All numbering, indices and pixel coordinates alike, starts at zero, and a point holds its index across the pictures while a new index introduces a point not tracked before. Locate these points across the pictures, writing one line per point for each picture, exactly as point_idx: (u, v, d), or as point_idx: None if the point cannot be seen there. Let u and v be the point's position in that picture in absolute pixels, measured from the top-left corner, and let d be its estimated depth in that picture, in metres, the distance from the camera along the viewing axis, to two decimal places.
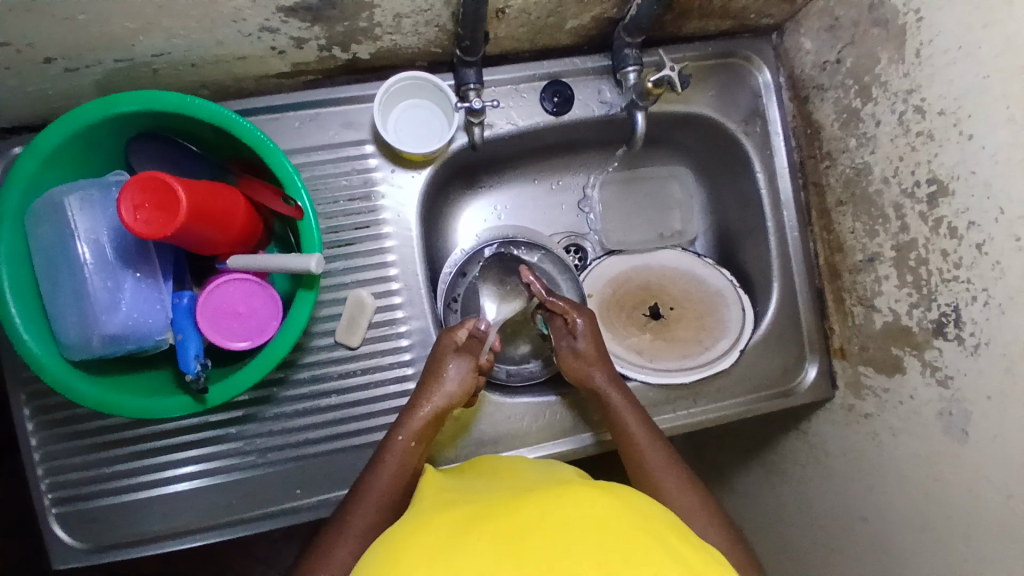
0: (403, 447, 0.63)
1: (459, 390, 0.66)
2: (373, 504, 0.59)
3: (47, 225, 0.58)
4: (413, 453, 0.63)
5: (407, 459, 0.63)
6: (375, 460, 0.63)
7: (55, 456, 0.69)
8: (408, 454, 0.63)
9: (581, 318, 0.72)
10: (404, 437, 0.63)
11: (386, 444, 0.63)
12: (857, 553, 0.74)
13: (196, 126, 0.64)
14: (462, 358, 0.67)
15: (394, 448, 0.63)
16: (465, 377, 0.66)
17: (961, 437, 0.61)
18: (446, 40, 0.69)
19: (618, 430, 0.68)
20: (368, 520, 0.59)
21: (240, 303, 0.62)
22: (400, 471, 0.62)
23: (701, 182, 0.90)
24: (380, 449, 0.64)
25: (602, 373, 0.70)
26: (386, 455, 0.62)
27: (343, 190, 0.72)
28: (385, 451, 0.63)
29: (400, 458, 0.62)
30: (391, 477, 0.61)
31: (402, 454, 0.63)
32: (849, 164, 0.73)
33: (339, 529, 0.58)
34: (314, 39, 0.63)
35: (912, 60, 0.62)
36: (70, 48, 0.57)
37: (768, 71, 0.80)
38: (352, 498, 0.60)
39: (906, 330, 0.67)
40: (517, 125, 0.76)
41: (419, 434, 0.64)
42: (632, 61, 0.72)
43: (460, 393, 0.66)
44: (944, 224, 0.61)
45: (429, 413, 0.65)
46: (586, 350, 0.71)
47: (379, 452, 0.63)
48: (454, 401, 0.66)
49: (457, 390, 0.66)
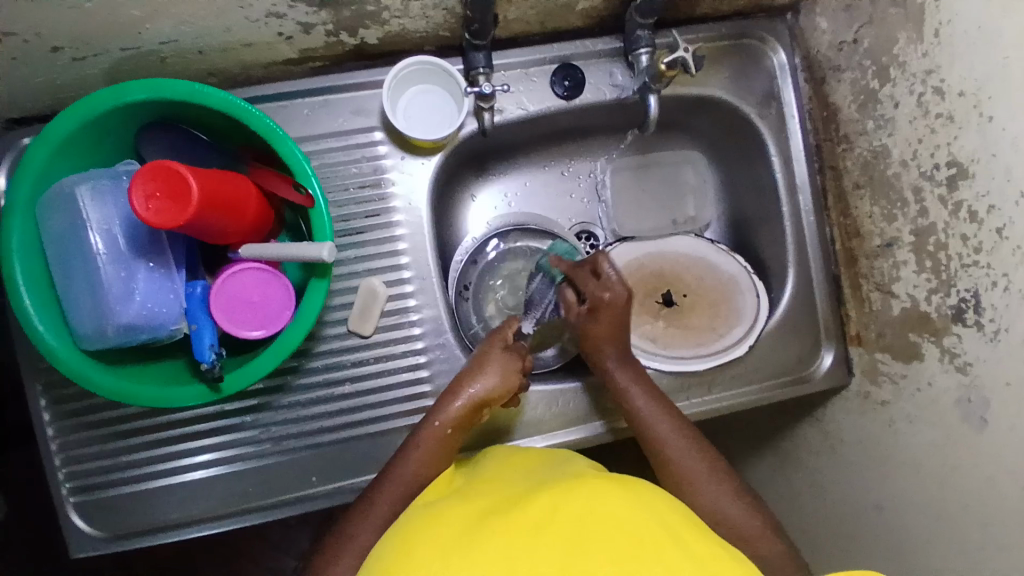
0: (438, 434, 0.62)
1: (501, 385, 0.64)
2: (396, 490, 0.60)
3: (60, 214, 0.58)
4: (446, 441, 0.62)
5: (440, 444, 0.61)
6: (407, 445, 0.62)
7: (72, 446, 0.70)
8: (441, 441, 0.62)
9: (612, 293, 0.68)
10: (439, 422, 0.62)
11: (421, 430, 0.62)
12: (872, 541, 0.73)
13: (206, 114, 0.63)
14: (513, 356, 0.66)
15: (428, 433, 0.62)
16: (510, 374, 0.65)
17: (980, 424, 0.60)
18: (454, 24, 0.68)
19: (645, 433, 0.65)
20: (388, 507, 0.59)
21: (254, 291, 0.62)
22: (430, 458, 0.61)
23: (715, 167, 0.89)
24: (414, 435, 0.63)
25: (615, 352, 0.68)
26: (420, 440, 0.61)
27: (354, 178, 0.71)
28: (419, 437, 0.62)
29: (434, 445, 0.61)
30: (420, 465, 0.61)
31: (435, 441, 0.61)
32: (867, 147, 0.71)
33: (360, 512, 0.59)
34: (321, 24, 0.63)
35: (931, 40, 0.61)
36: (78, 35, 0.56)
37: (784, 52, 0.78)
38: (377, 483, 0.61)
39: (925, 316, 0.66)
40: (527, 110, 0.75)
41: (456, 422, 0.62)
42: (644, 43, 0.71)
43: (502, 390, 0.64)
44: (964, 208, 0.60)
45: (467, 403, 0.63)
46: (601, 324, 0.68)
47: (414, 436, 0.62)
48: (494, 395, 0.64)
49: (498, 385, 0.64)
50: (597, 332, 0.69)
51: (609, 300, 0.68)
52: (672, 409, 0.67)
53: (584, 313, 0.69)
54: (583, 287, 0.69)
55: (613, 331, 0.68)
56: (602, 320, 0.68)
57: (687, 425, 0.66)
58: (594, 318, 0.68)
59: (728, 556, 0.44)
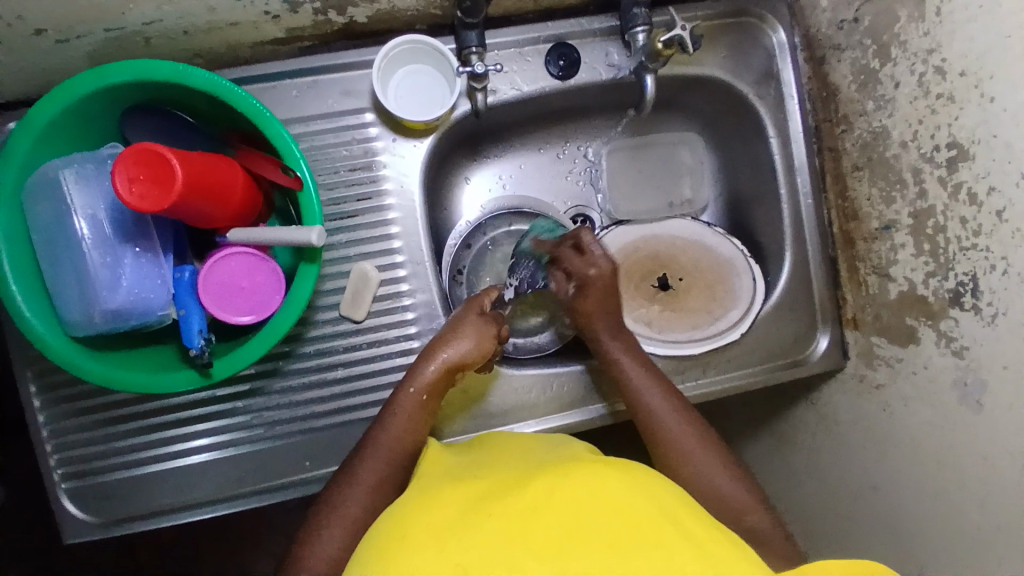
0: (413, 400, 0.62)
1: (474, 349, 0.64)
2: (383, 460, 0.60)
3: (44, 201, 0.57)
4: (423, 407, 0.62)
5: (416, 410, 0.62)
6: (384, 414, 0.62)
7: (64, 433, 0.70)
8: (418, 407, 0.62)
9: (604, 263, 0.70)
10: (414, 389, 0.62)
11: (396, 397, 0.62)
12: (867, 524, 0.73)
13: (191, 96, 0.62)
14: (488, 325, 0.66)
15: (404, 400, 0.62)
16: (483, 339, 0.65)
17: (976, 407, 0.60)
18: (445, 2, 0.67)
19: (637, 406, 0.65)
20: (377, 474, 0.59)
21: (244, 278, 0.61)
22: (408, 423, 0.62)
23: (713, 148, 0.87)
24: (389, 404, 0.63)
25: (607, 324, 0.69)
26: (396, 408, 0.62)
27: (344, 161, 0.70)
28: (395, 403, 0.62)
29: (410, 411, 0.62)
30: (401, 431, 0.61)
31: (412, 409, 0.62)
32: (866, 127, 0.70)
33: (348, 480, 0.59)
34: (308, 2, 0.61)
35: (932, 18, 0.60)
36: (60, 16, 0.55)
37: (783, 31, 0.77)
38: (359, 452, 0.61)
39: (922, 299, 0.65)
40: (522, 90, 0.74)
41: (430, 387, 0.63)
42: (641, 21, 0.69)
43: (475, 356, 0.64)
44: (964, 190, 0.59)
45: (440, 368, 0.63)
46: (591, 296, 0.69)
47: (391, 402, 0.63)
48: (467, 359, 0.64)
49: (470, 350, 0.64)
50: (586, 308, 0.70)
51: (596, 275, 0.69)
52: (665, 381, 0.67)
53: (573, 291, 0.71)
54: (569, 265, 0.71)
55: (602, 308, 0.70)
56: (590, 294, 0.69)
57: (682, 402, 0.65)
58: (582, 294, 0.70)
59: (724, 540, 0.43)
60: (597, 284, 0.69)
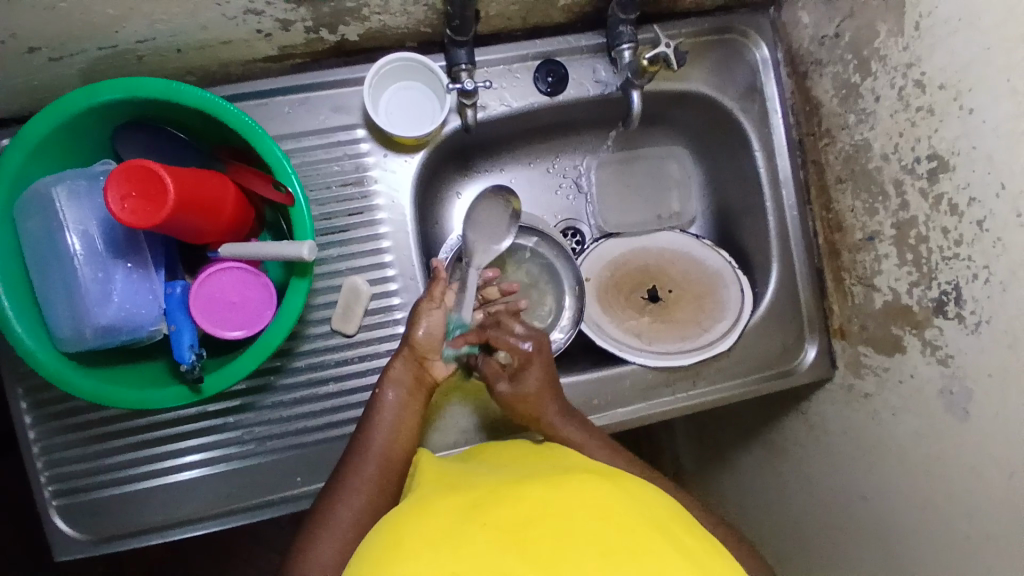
0: (383, 397, 0.64)
1: (426, 339, 0.65)
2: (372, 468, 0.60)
3: (36, 217, 0.57)
4: (396, 404, 0.64)
5: (388, 406, 0.63)
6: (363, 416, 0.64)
7: (55, 450, 0.69)
8: (390, 404, 0.64)
9: (532, 345, 0.66)
10: (380, 386, 0.64)
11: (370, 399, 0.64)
12: (859, 534, 0.74)
13: (184, 113, 0.63)
14: (428, 303, 0.65)
15: (376, 400, 0.64)
16: (435, 326, 0.65)
17: (962, 416, 0.61)
18: (435, 20, 0.68)
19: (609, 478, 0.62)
20: (366, 491, 0.59)
21: (234, 292, 0.61)
22: (388, 422, 0.63)
23: (700, 162, 0.89)
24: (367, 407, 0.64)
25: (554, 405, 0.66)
26: (370, 408, 0.64)
27: (336, 176, 0.71)
28: (369, 404, 0.64)
29: (383, 408, 0.63)
30: (381, 429, 0.62)
31: (393, 408, 0.63)
32: (848, 141, 0.72)
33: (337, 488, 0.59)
34: (300, 21, 0.62)
35: (911, 33, 0.61)
36: (53, 35, 0.55)
37: (766, 47, 0.78)
38: (347, 459, 0.61)
39: (906, 309, 0.66)
40: (511, 107, 0.75)
41: (396, 382, 0.64)
42: (627, 38, 0.71)
43: (427, 340, 0.65)
44: (945, 201, 0.60)
45: (401, 362, 0.65)
46: (529, 386, 0.65)
47: (369, 406, 0.64)
48: (423, 349, 0.65)
49: (425, 338, 0.65)
50: (531, 393, 0.65)
51: (533, 352, 0.66)
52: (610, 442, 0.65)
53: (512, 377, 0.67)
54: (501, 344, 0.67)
55: (544, 390, 0.66)
56: (530, 375, 0.66)
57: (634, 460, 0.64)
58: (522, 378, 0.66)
59: (715, 551, 0.44)
60: (534, 363, 0.66)
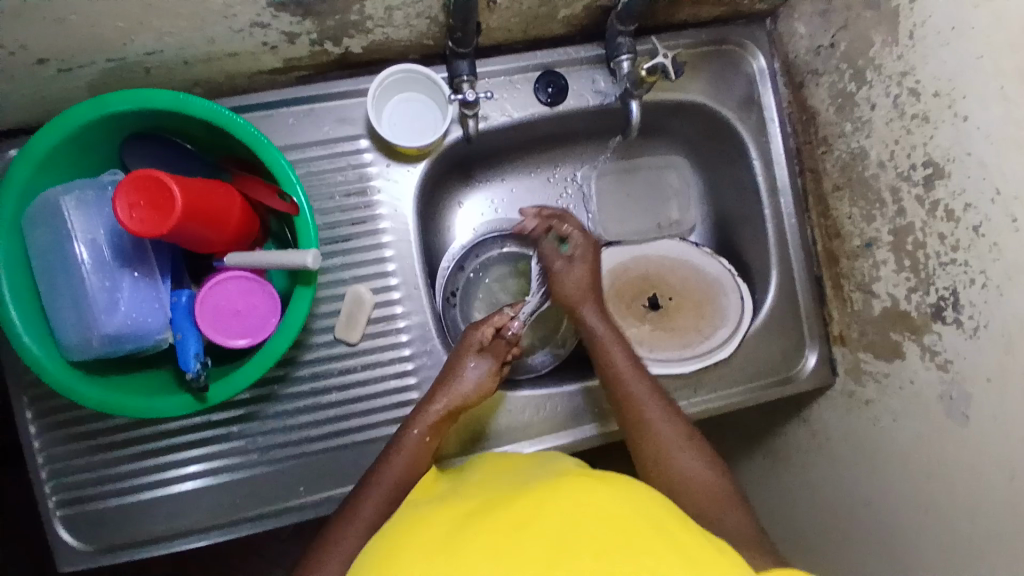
0: (415, 441, 0.64)
1: (477, 389, 0.67)
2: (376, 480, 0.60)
3: (45, 228, 0.58)
4: (424, 448, 0.64)
5: (420, 451, 0.64)
6: (389, 450, 0.64)
7: (59, 459, 0.69)
8: (419, 448, 0.64)
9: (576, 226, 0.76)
10: (417, 430, 0.64)
11: (401, 437, 0.64)
12: (863, 540, 0.73)
13: (190, 124, 0.64)
14: (485, 359, 0.68)
15: (407, 441, 0.64)
16: (483, 380, 0.67)
17: (963, 420, 0.61)
18: (438, 32, 0.69)
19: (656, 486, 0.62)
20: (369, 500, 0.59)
21: (239, 301, 0.62)
22: (412, 462, 0.63)
23: (699, 171, 0.89)
24: (394, 441, 0.65)
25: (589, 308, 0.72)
26: (399, 446, 0.63)
27: (339, 186, 0.72)
28: (400, 443, 0.64)
29: (411, 452, 0.63)
30: (402, 467, 0.62)
31: (417, 446, 0.64)
32: (845, 149, 0.73)
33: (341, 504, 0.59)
34: (305, 34, 0.63)
35: (905, 42, 0.62)
36: (61, 48, 0.56)
37: (763, 57, 0.80)
38: (363, 488, 0.61)
39: (905, 315, 0.67)
40: (512, 117, 0.76)
41: (432, 427, 0.65)
42: (626, 49, 0.72)
43: (474, 395, 0.67)
44: (941, 207, 0.61)
45: (442, 410, 0.66)
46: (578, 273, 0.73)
47: (394, 443, 0.64)
48: (469, 401, 0.67)
49: (473, 391, 0.67)
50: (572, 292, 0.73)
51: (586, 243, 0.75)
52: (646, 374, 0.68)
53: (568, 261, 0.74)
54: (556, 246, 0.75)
55: (584, 289, 0.73)
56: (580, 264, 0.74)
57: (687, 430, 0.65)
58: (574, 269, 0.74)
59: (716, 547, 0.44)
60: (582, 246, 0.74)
